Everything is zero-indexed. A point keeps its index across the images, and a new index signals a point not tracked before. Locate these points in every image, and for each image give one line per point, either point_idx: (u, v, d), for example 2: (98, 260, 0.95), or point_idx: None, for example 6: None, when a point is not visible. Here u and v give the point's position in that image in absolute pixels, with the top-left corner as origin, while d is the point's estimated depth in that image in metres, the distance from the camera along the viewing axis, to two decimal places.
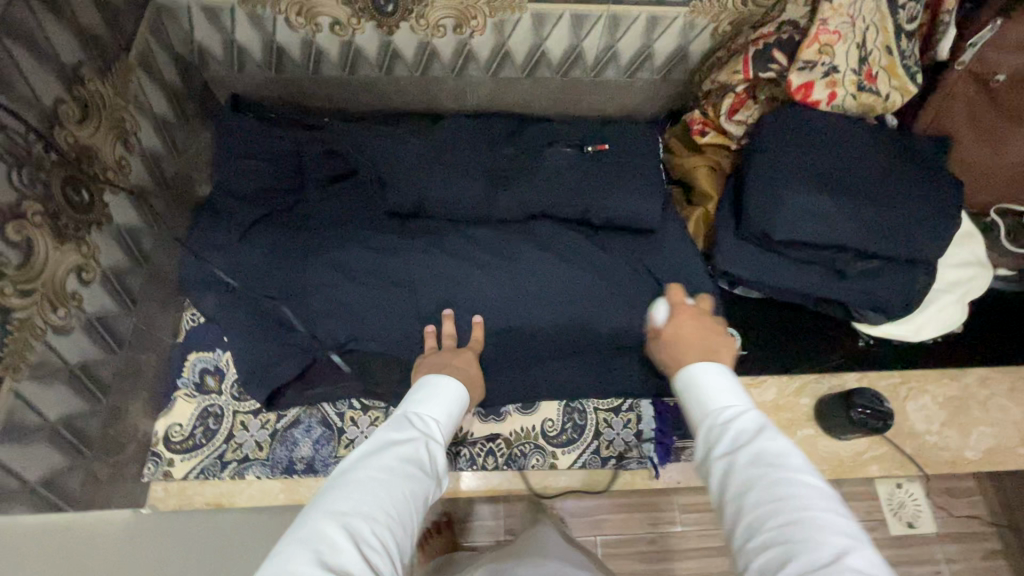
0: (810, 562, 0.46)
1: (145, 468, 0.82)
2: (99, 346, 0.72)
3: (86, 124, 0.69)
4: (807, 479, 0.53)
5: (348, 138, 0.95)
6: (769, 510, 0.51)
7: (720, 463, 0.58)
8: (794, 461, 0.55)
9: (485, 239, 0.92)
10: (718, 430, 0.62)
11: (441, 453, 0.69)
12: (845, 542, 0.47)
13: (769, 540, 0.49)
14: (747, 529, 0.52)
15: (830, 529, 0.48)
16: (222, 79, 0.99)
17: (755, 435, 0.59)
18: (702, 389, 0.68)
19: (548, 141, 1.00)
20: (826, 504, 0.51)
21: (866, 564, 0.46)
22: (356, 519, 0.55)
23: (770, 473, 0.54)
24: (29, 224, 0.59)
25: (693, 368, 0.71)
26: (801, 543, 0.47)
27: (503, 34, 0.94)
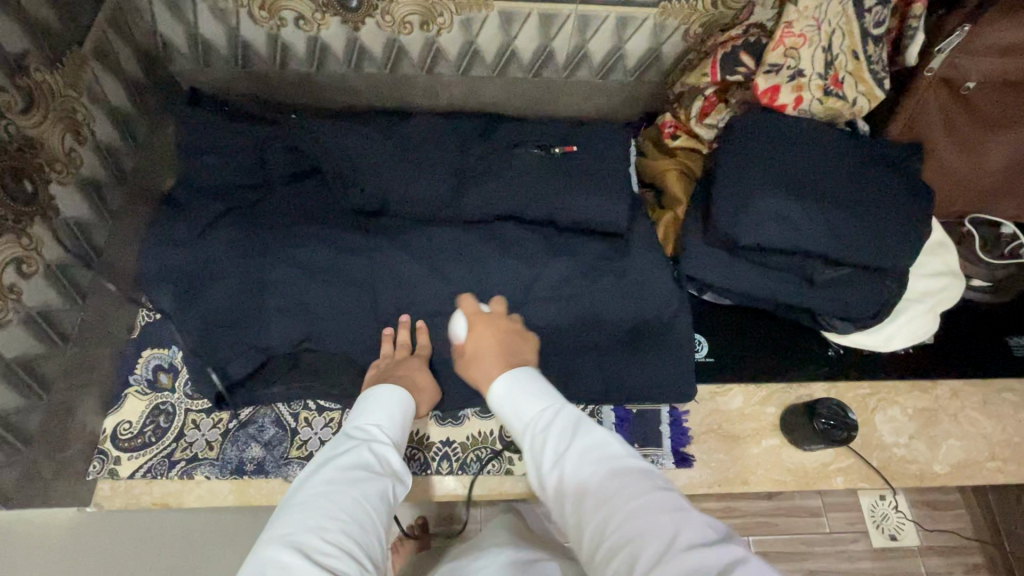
0: (654, 549, 0.52)
1: (90, 467, 0.80)
2: (38, 339, 0.70)
3: (30, 114, 0.68)
4: (632, 468, 0.60)
5: (312, 135, 0.94)
6: (612, 509, 0.56)
7: (555, 474, 0.62)
8: (613, 455, 0.61)
9: (448, 238, 0.90)
10: (538, 440, 0.65)
11: (390, 450, 0.72)
12: (678, 521, 0.54)
13: (618, 537, 0.54)
14: (598, 532, 0.56)
15: (663, 508, 0.55)
16: (188, 72, 0.98)
17: (571, 441, 0.63)
18: (511, 401, 0.71)
19: (516, 142, 0.99)
20: (656, 489, 0.57)
21: (699, 534, 0.53)
22: (311, 534, 0.58)
23: (607, 471, 0.59)
24: None
25: (495, 387, 0.73)
26: (646, 534, 0.53)
27: (470, 32, 0.93)
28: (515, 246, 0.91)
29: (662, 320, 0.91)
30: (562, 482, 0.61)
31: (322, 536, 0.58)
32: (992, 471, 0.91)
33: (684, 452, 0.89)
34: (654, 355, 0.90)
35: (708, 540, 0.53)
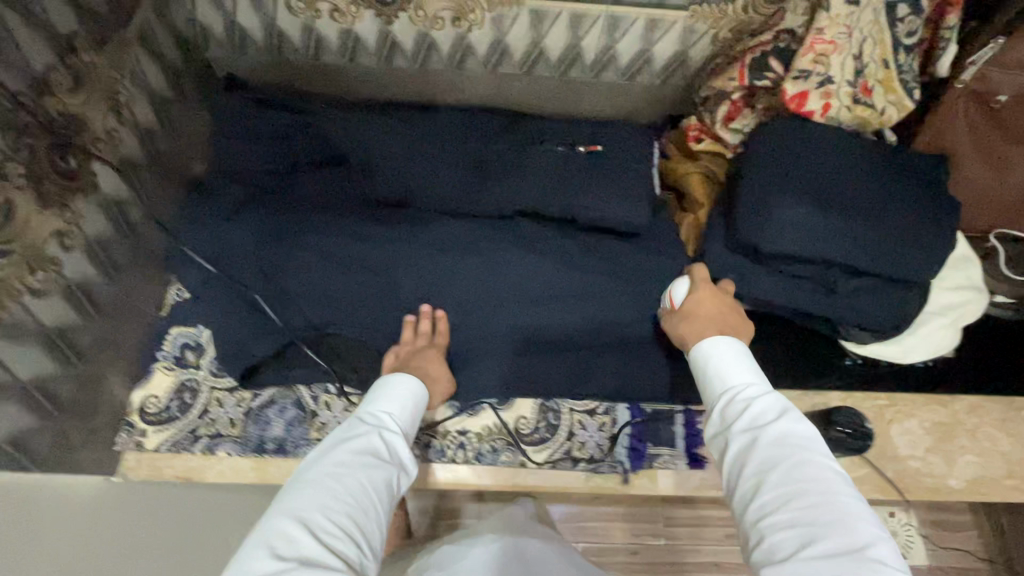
0: (836, 545, 0.50)
1: (118, 438, 0.83)
2: (75, 312, 0.73)
3: (78, 93, 0.70)
4: (827, 462, 0.56)
5: (339, 123, 0.95)
6: (796, 492, 0.54)
7: (741, 440, 0.60)
8: (818, 446, 0.58)
9: (465, 230, 0.92)
10: (739, 406, 0.63)
11: (398, 441, 0.70)
12: (869, 530, 0.51)
13: (796, 520, 0.53)
14: (773, 507, 0.54)
15: (855, 516, 0.52)
16: (224, 60, 1.01)
17: (778, 417, 0.60)
18: (724, 365, 0.68)
19: (536, 139, 1.00)
20: (843, 491, 0.54)
21: (887, 549, 0.50)
22: (315, 513, 0.57)
23: (795, 453, 0.57)
24: (11, 187, 0.60)
25: (705, 347, 0.71)
26: (830, 528, 0.51)
27: (501, 30, 0.94)
28: (529, 243, 0.92)
29: None
30: (747, 452, 0.59)
31: (325, 515, 0.57)
32: (1008, 489, 0.90)
33: (698, 452, 0.89)
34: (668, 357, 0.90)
35: (890, 558, 0.50)
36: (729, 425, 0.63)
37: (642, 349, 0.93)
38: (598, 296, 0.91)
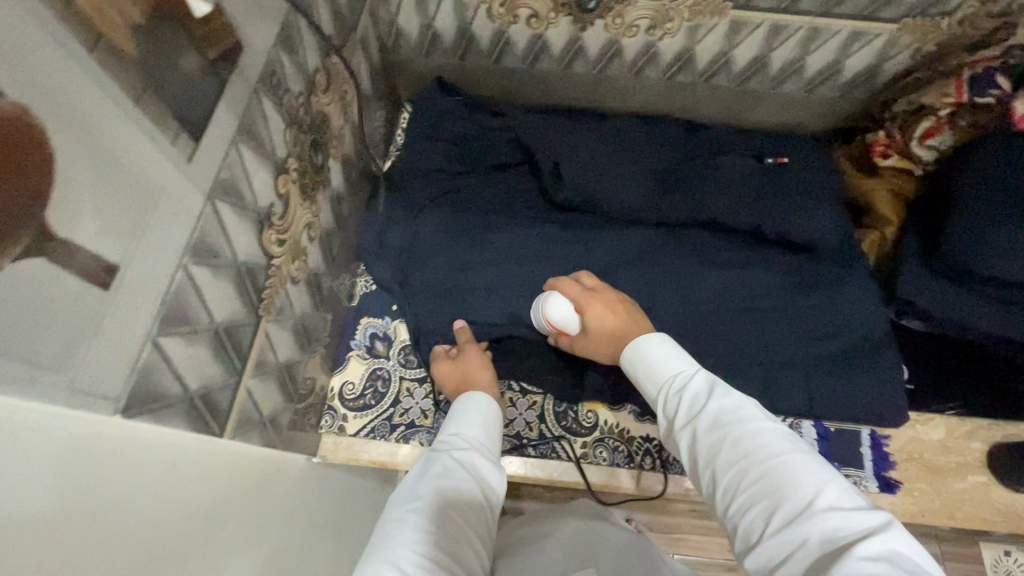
0: (789, 510, 0.50)
1: (323, 421, 0.88)
2: (310, 298, 0.77)
3: (327, 92, 0.74)
4: (764, 428, 0.56)
5: (531, 127, 0.96)
6: (741, 471, 0.54)
7: (688, 434, 0.60)
8: (756, 414, 0.58)
9: (640, 236, 0.94)
10: (674, 402, 0.64)
11: (472, 454, 0.67)
12: (816, 479, 0.51)
13: (751, 496, 0.52)
14: (731, 490, 0.54)
15: (794, 472, 0.52)
16: (409, 62, 1.05)
17: (709, 402, 0.60)
18: (647, 365, 0.69)
19: (722, 149, 1.00)
20: (786, 451, 0.54)
21: (841, 494, 0.50)
22: (398, 551, 0.54)
23: (723, 437, 0.56)
24: (289, 180, 0.65)
25: (632, 348, 0.72)
26: (777, 496, 0.51)
27: (694, 38, 0.94)
28: (705, 253, 0.93)
29: (870, 338, 0.88)
30: (694, 446, 0.59)
31: (413, 550, 0.54)
32: None
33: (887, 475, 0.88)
34: (857, 376, 0.87)
35: (851, 503, 0.49)
36: (673, 425, 0.63)
37: (844, 369, 0.87)
38: (784, 310, 0.90)
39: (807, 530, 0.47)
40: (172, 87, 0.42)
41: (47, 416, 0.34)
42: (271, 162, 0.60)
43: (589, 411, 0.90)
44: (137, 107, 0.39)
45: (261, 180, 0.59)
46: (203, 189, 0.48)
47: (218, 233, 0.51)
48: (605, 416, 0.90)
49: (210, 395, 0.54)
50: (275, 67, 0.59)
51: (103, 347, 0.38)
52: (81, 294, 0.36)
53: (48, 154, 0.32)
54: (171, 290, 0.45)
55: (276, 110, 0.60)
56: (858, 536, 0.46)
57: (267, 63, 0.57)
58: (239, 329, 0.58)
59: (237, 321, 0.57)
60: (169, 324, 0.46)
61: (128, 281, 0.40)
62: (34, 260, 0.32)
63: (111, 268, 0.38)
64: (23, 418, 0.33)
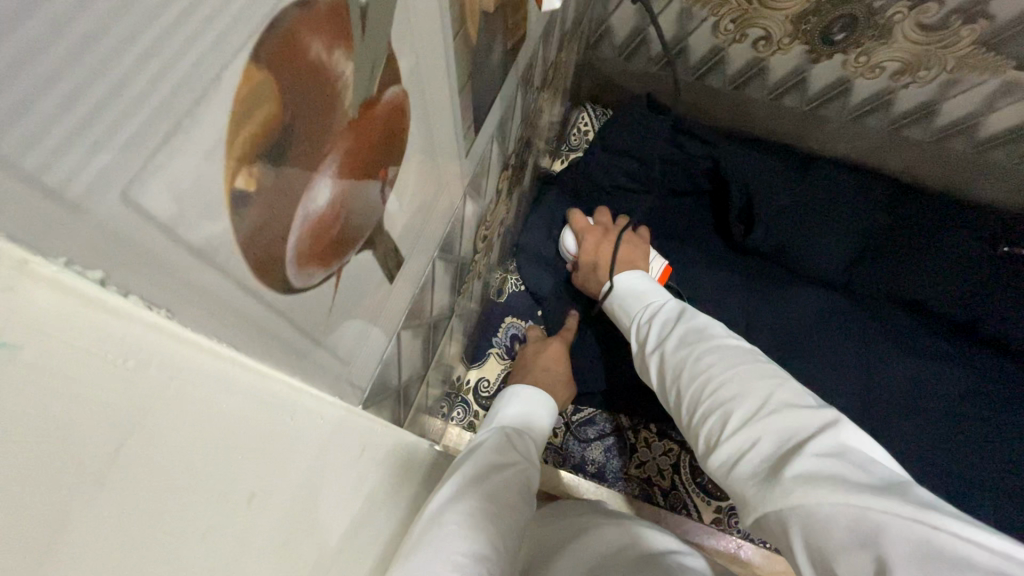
0: (745, 410, 0.46)
1: (454, 413, 0.88)
2: (480, 292, 0.76)
3: (547, 88, 0.71)
4: (728, 343, 0.54)
5: (733, 155, 0.89)
6: (705, 383, 0.50)
7: (659, 360, 0.58)
8: (723, 337, 0.55)
9: (837, 302, 0.82)
10: (648, 332, 0.63)
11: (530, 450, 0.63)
12: (769, 384, 0.47)
13: (712, 404, 0.48)
14: (698, 404, 0.50)
15: (756, 378, 0.48)
16: (604, 61, 1.00)
17: (679, 324, 0.59)
18: (623, 300, 0.72)
19: (942, 223, 0.89)
20: (752, 361, 0.51)
21: (792, 393, 0.46)
22: (485, 515, 0.49)
23: (689, 354, 0.54)
24: (506, 177, 0.63)
25: (614, 284, 0.75)
26: (734, 399, 0.47)
27: (946, 93, 0.82)
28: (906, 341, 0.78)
29: None
30: (663, 363, 0.57)
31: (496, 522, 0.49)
32: None
33: None
34: None
35: (806, 404, 0.45)
36: (646, 350, 0.62)
37: None
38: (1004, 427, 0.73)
39: (761, 432, 0.43)
40: (481, 79, 0.40)
41: (319, 404, 0.32)
42: (503, 158, 0.58)
43: None
44: (458, 99, 0.37)
45: (494, 177, 0.57)
46: (464, 184, 0.46)
47: (459, 229, 0.49)
48: None
49: (408, 386, 0.53)
50: (532, 61, 0.56)
51: (371, 341, 0.37)
52: (379, 288, 0.34)
53: (401, 152, 0.30)
54: (422, 285, 0.43)
55: (521, 106, 0.58)
56: (812, 432, 0.41)
57: (530, 59, 0.54)
58: (441, 322, 0.56)
59: (443, 315, 0.56)
60: (410, 317, 0.44)
61: (404, 275, 0.38)
62: (366, 254, 0.30)
63: (400, 262, 0.36)
64: (309, 406, 0.30)
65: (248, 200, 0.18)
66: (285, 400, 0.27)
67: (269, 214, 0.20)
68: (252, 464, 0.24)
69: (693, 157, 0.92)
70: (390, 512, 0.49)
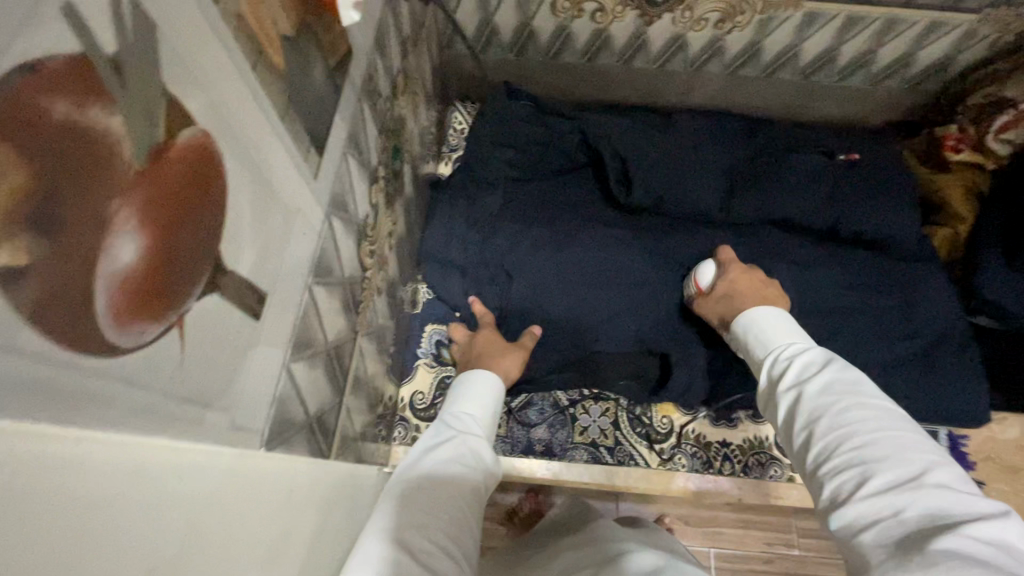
0: (887, 476, 0.42)
1: (395, 433, 0.87)
2: (387, 307, 0.75)
3: (403, 94, 0.72)
4: (880, 404, 0.48)
5: (598, 126, 0.95)
6: (843, 435, 0.46)
7: (790, 397, 0.53)
8: (873, 391, 0.49)
9: (719, 238, 0.89)
10: (783, 368, 0.57)
11: (479, 446, 0.63)
12: (925, 457, 0.43)
13: (846, 458, 0.45)
14: (822, 452, 0.47)
15: (907, 446, 0.44)
16: (462, 58, 1.02)
17: (825, 367, 0.52)
18: (760, 332, 0.63)
19: (790, 146, 0.99)
20: (907, 430, 0.46)
21: (950, 476, 0.42)
22: (402, 523, 0.50)
23: (833, 403, 0.49)
24: (378, 189, 0.63)
25: (749, 314, 0.66)
26: (881, 461, 0.43)
27: (764, 31, 0.91)
28: (784, 256, 0.88)
29: (953, 337, 0.86)
30: (796, 406, 0.51)
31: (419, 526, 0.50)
32: None
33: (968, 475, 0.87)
34: (945, 376, 0.84)
35: (966, 489, 0.41)
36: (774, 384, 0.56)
37: (932, 371, 0.85)
38: (867, 310, 0.87)
39: (905, 501, 0.40)
40: (306, 101, 0.40)
41: (209, 456, 0.32)
42: (368, 172, 0.58)
43: (663, 416, 0.89)
44: (283, 125, 0.37)
45: (361, 192, 0.57)
46: (322, 206, 0.46)
47: (332, 251, 0.49)
48: (678, 420, 0.89)
49: (323, 417, 0.52)
50: (372, 73, 0.56)
51: (254, 381, 0.36)
52: (242, 326, 0.34)
53: (224, 189, 0.30)
54: (301, 315, 0.43)
55: (372, 118, 0.58)
56: (965, 518, 0.38)
57: (367, 71, 0.55)
58: (344, 347, 0.56)
59: (343, 339, 0.55)
60: (299, 349, 0.44)
61: (273, 308, 0.38)
62: (212, 297, 0.30)
63: (262, 297, 0.36)
64: (195, 461, 0.30)
65: (27, 273, 0.18)
66: (166, 462, 0.27)
67: (59, 283, 0.20)
68: (135, 535, 0.24)
69: (562, 132, 0.98)
70: (321, 548, 0.48)
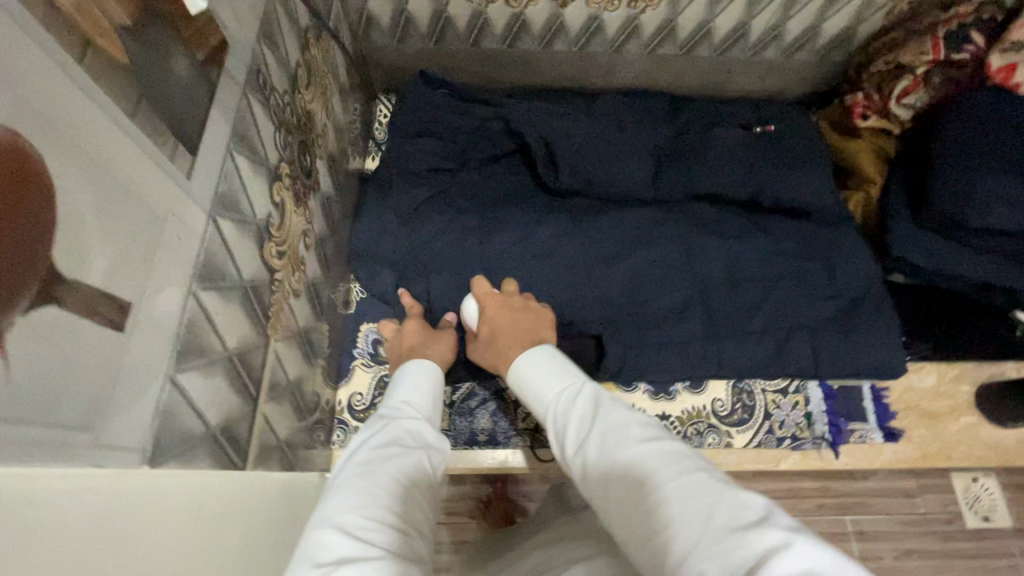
0: (692, 530, 0.38)
1: (334, 436, 0.86)
2: (311, 309, 0.73)
3: (308, 88, 0.70)
4: (656, 447, 0.45)
5: (519, 113, 0.95)
6: (643, 491, 0.43)
7: (579, 460, 0.49)
8: (638, 435, 0.47)
9: (643, 217, 0.90)
10: (563, 422, 0.53)
11: (420, 422, 0.60)
12: (706, 500, 0.40)
13: (653, 524, 0.41)
14: (635, 518, 0.42)
15: (695, 490, 0.41)
16: (380, 49, 0.99)
17: (592, 421, 0.50)
18: (531, 379, 0.59)
19: (711, 122, 1.02)
20: (686, 468, 0.43)
21: (734, 510, 0.39)
22: (346, 506, 0.47)
23: (607, 461, 0.46)
24: (283, 187, 0.61)
25: (521, 361, 0.62)
26: (674, 521, 0.40)
27: (676, 9, 0.93)
28: (708, 228, 0.91)
29: (872, 295, 0.90)
30: (591, 464, 0.48)
31: (365, 505, 0.48)
32: None
33: (890, 424, 0.93)
34: (865, 332, 0.88)
35: (744, 523, 0.38)
36: (566, 452, 0.52)
37: (852, 329, 0.89)
38: (790, 276, 0.90)
39: (707, 563, 0.36)
40: (167, 96, 0.38)
41: (69, 480, 0.30)
42: (266, 170, 0.56)
43: (604, 394, 0.91)
44: (135, 122, 0.35)
45: (258, 192, 0.54)
46: (204, 207, 0.43)
47: (223, 254, 0.47)
48: (619, 399, 0.91)
49: (231, 427, 0.50)
50: (260, 65, 0.54)
51: (125, 396, 0.34)
52: (99, 339, 0.32)
53: (46, 189, 0.27)
54: (186, 321, 0.41)
55: (266, 113, 0.56)
56: (759, 551, 0.35)
57: (253, 64, 0.52)
58: (252, 353, 0.54)
59: (250, 344, 0.53)
60: (187, 358, 0.42)
61: (143, 317, 0.36)
62: (49, 309, 0.28)
63: (127, 306, 0.34)
64: (49, 487, 0.29)
65: None
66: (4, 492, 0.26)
67: None
68: None
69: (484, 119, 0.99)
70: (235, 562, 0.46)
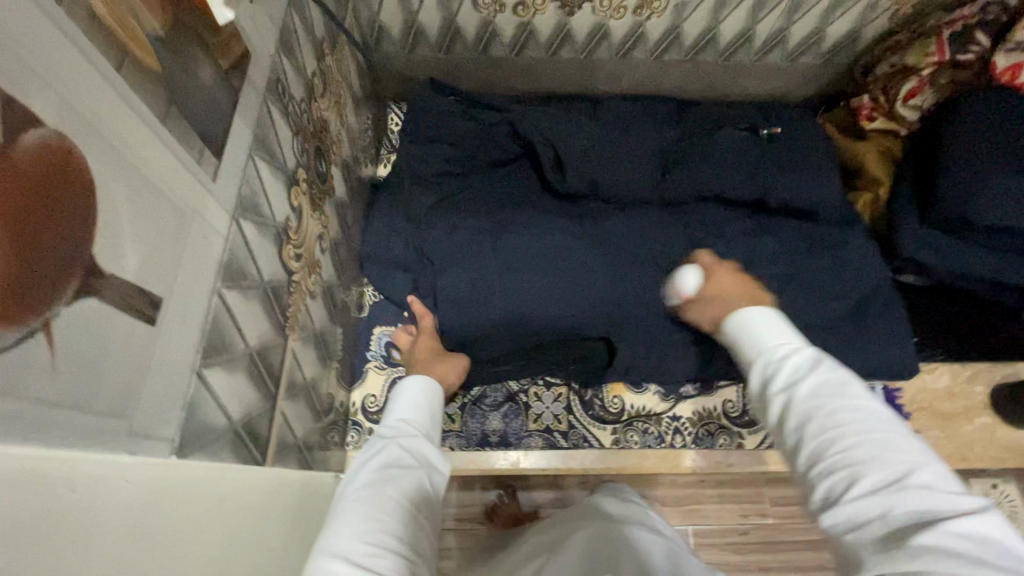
0: (875, 478, 0.41)
1: (348, 437, 0.87)
2: (326, 310, 0.75)
3: (323, 96, 0.72)
4: (867, 402, 0.46)
5: (529, 118, 0.96)
6: (832, 437, 0.44)
7: (779, 405, 0.49)
8: (861, 387, 0.47)
9: (648, 221, 0.91)
10: (775, 369, 0.52)
11: (420, 439, 0.60)
12: (908, 454, 0.42)
13: (835, 460, 0.43)
14: (811, 459, 0.45)
15: (895, 444, 0.43)
16: (391, 59, 1.02)
17: (814, 368, 0.49)
18: (749, 330, 0.56)
19: (718, 125, 1.02)
20: (883, 425, 0.45)
21: (930, 469, 0.41)
22: (347, 533, 0.48)
23: (824, 404, 0.46)
24: (300, 192, 0.63)
25: (737, 316, 0.58)
26: (869, 462, 0.42)
27: (680, 16, 0.94)
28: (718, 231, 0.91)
29: (883, 295, 0.90)
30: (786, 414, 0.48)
31: (364, 534, 0.48)
32: None
33: (904, 426, 0.92)
34: (876, 332, 0.88)
35: (945, 485, 0.40)
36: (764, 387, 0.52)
37: (863, 329, 0.88)
38: (800, 276, 0.90)
39: (891, 503, 0.40)
40: (193, 103, 0.40)
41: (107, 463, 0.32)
42: (284, 175, 0.58)
43: (614, 395, 0.92)
44: (165, 126, 0.36)
45: (277, 195, 0.56)
46: (227, 209, 0.45)
47: (245, 255, 0.49)
48: (630, 400, 0.92)
49: (251, 423, 0.52)
50: (279, 74, 0.56)
51: (154, 387, 0.36)
52: (132, 333, 0.33)
53: (87, 186, 0.29)
54: (211, 318, 0.43)
55: (284, 119, 0.58)
56: (942, 510, 0.38)
57: (272, 73, 0.55)
58: (271, 351, 0.56)
59: (269, 342, 0.55)
60: (213, 353, 0.43)
61: (172, 313, 0.37)
62: (87, 301, 0.29)
63: (157, 301, 0.36)
64: (89, 472, 0.30)
65: None
66: (52, 474, 0.27)
67: None
68: (13, 551, 0.24)
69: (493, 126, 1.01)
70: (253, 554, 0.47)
